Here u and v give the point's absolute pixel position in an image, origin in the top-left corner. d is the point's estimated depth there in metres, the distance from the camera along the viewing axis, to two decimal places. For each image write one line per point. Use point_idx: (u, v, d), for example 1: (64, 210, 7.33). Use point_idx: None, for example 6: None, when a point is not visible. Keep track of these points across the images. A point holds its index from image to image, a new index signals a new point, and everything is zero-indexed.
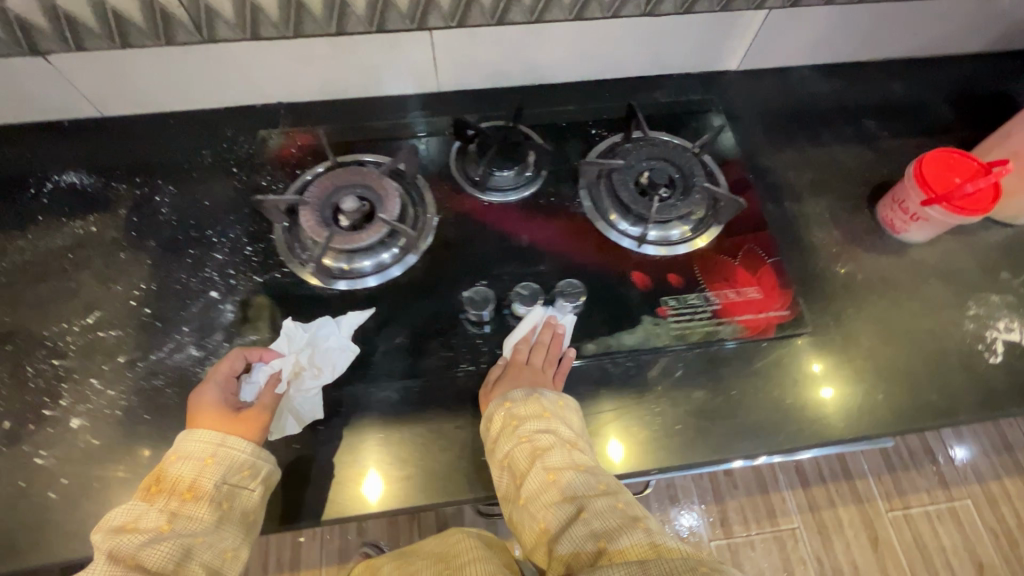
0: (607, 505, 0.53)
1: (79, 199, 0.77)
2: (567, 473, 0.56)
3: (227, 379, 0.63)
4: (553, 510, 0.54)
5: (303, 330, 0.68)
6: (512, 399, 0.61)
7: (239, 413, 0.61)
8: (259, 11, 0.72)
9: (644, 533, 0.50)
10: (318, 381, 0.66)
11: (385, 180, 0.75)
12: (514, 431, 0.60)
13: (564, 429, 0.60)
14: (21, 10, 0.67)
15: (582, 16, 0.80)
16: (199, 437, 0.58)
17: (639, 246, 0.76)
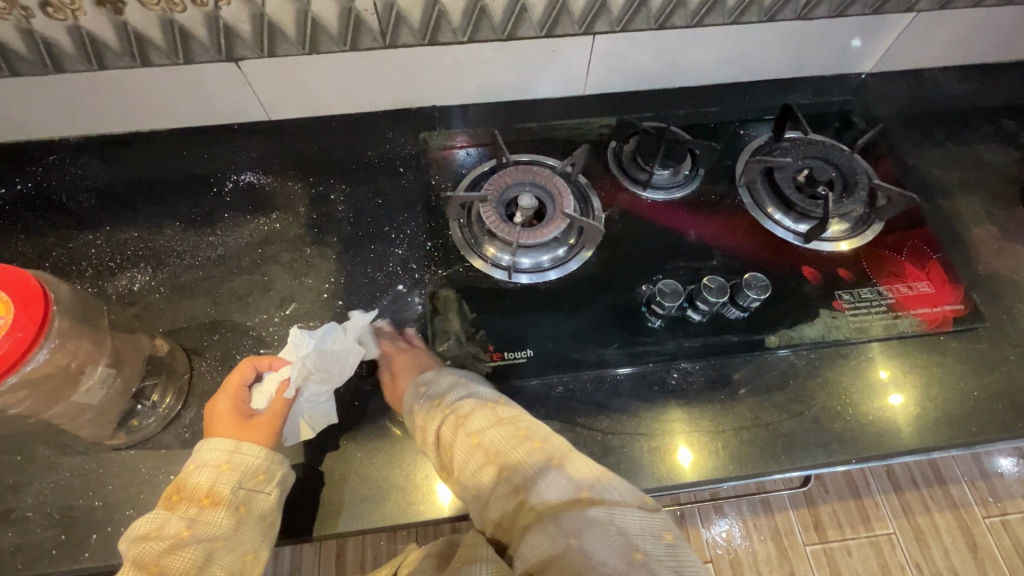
0: (526, 455, 0.53)
1: (259, 198, 0.81)
2: (489, 433, 0.56)
3: (237, 388, 0.63)
4: (481, 473, 0.54)
5: (307, 337, 0.66)
6: (423, 382, 0.62)
7: (250, 421, 0.62)
8: (443, 18, 0.75)
9: (561, 477, 0.51)
10: (329, 385, 0.64)
11: (556, 179, 0.78)
12: (436, 407, 0.60)
13: (482, 391, 0.60)
14: (231, 19, 0.70)
15: (740, 21, 0.81)
16: (212, 446, 0.59)
17: (804, 243, 0.77)
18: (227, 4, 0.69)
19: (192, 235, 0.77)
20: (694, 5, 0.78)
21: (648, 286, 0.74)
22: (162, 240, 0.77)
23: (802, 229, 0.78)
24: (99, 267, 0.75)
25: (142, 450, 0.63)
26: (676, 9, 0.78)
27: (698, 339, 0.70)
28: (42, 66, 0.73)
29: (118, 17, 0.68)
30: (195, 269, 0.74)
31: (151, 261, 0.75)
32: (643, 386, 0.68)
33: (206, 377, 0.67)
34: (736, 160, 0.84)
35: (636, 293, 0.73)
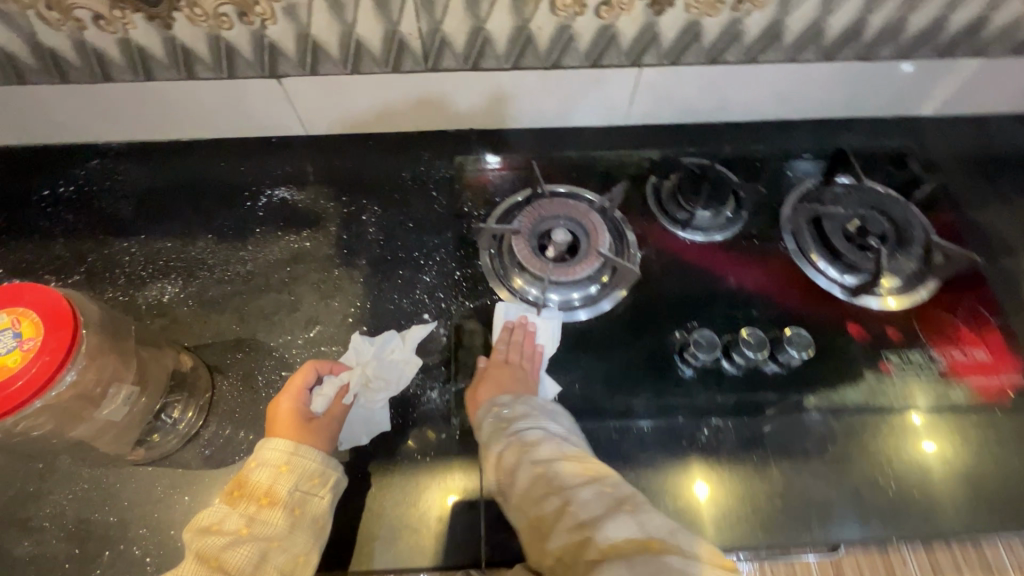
0: (590, 491, 0.50)
1: (291, 214, 0.81)
2: (556, 463, 0.54)
3: (300, 391, 0.63)
4: (544, 504, 0.52)
5: (370, 344, 0.70)
6: (501, 404, 0.62)
7: (309, 423, 0.62)
8: (487, 44, 0.73)
9: (630, 518, 0.46)
10: (384, 394, 0.67)
11: (592, 214, 0.76)
12: (503, 427, 0.59)
13: (552, 426, 0.60)
14: (277, 38, 0.70)
15: (796, 59, 0.78)
16: (274, 445, 0.59)
17: (850, 296, 0.73)
18: (274, 23, 0.69)
19: (224, 249, 0.77)
20: (748, 41, 0.75)
21: (682, 333, 0.70)
22: (194, 251, 0.77)
23: (848, 282, 0.73)
24: (132, 275, 0.75)
25: (159, 467, 0.63)
26: (729, 44, 0.75)
27: (732, 395, 0.67)
28: (92, 74, 0.74)
29: (167, 32, 0.69)
30: (224, 284, 0.74)
31: (182, 273, 0.75)
32: (672, 441, 0.65)
33: (228, 396, 0.67)
34: (783, 202, 0.80)
35: (670, 340, 0.70)
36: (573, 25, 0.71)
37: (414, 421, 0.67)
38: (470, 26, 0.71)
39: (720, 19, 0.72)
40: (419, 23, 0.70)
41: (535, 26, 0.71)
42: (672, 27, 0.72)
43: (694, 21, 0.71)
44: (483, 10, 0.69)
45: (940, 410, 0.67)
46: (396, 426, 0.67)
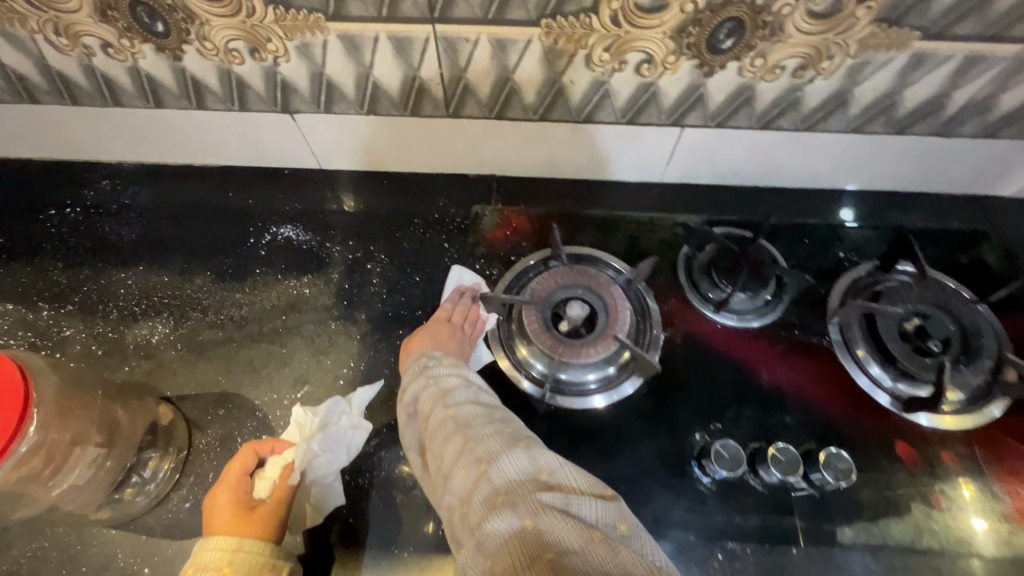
0: (492, 431, 0.51)
1: (294, 256, 0.76)
2: (465, 407, 0.55)
3: (238, 478, 0.60)
4: (448, 443, 0.52)
5: (312, 416, 0.63)
6: (430, 355, 0.62)
7: (253, 512, 0.58)
8: (514, 95, 0.67)
9: (525, 455, 0.48)
10: (336, 467, 0.61)
11: (613, 287, 0.69)
12: (424, 373, 0.60)
13: (472, 376, 0.60)
14: (290, 75, 0.66)
15: (861, 130, 0.69)
16: (213, 545, 0.54)
17: (903, 410, 0.64)
18: (287, 61, 0.64)
19: (220, 289, 0.73)
20: (806, 110, 0.67)
21: (703, 436, 0.63)
22: (190, 290, 0.73)
23: (902, 391, 0.65)
24: (124, 310, 0.72)
25: (124, 531, 0.59)
26: (785, 111, 0.67)
27: (752, 516, 0.59)
28: (102, 99, 0.71)
29: (177, 63, 0.65)
30: (216, 329, 0.70)
31: (174, 312, 0.72)
32: (679, 564, 0.57)
33: (204, 457, 0.63)
34: (830, 290, 0.72)
35: (689, 442, 0.63)
36: (610, 81, 0.64)
37: (397, 506, 0.61)
38: (496, 75, 0.64)
39: (777, 84, 0.63)
40: (441, 69, 0.64)
41: (567, 79, 0.64)
42: (723, 90, 0.64)
43: (748, 85, 0.63)
44: (511, 61, 0.62)
45: (998, 550, 0.58)
46: (377, 507, 0.62)
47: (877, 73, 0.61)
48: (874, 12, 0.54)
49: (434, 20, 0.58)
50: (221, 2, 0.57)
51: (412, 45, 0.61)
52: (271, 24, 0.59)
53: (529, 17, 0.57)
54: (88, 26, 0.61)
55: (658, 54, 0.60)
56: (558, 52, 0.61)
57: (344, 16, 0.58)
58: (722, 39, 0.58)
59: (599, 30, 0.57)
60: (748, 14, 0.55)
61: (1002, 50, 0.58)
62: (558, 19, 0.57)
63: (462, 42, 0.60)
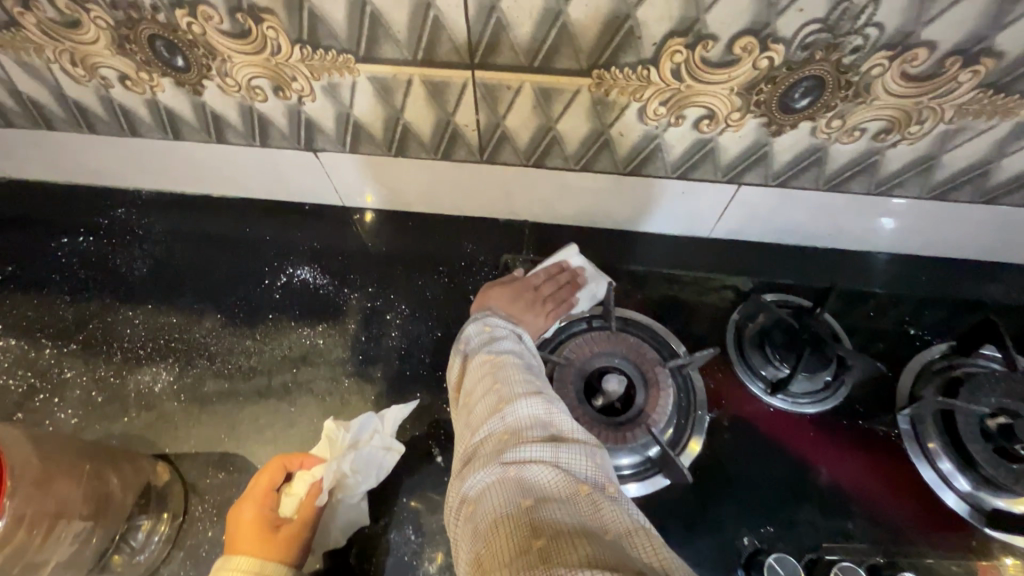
0: (521, 377, 0.50)
1: (311, 302, 0.71)
2: (508, 355, 0.54)
3: (265, 494, 0.55)
4: (481, 382, 0.51)
5: (344, 432, 0.58)
6: (492, 311, 0.63)
7: (276, 531, 0.53)
8: (556, 144, 0.61)
9: (542, 403, 0.46)
10: (364, 490, 0.57)
11: (656, 367, 0.61)
12: (482, 321, 0.61)
13: (527, 338, 0.59)
14: (315, 115, 0.61)
15: (943, 198, 0.61)
16: (235, 564, 0.50)
17: (987, 527, 0.55)
18: (312, 100, 0.59)
19: (230, 335, 0.69)
20: (883, 174, 0.59)
21: (752, 540, 0.56)
22: (198, 333, 0.69)
23: (988, 503, 0.56)
24: (129, 352, 0.68)
25: None
26: (859, 174, 0.60)
27: None
28: (119, 128, 0.67)
29: (197, 98, 0.61)
30: (223, 379, 0.66)
31: (181, 357, 0.67)
32: None
33: (200, 525, 0.58)
34: (900, 374, 0.64)
35: (735, 546, 0.56)
36: (663, 136, 0.58)
37: None
38: (537, 124, 0.59)
39: (853, 147, 0.56)
40: (478, 115, 0.58)
41: (616, 131, 0.58)
42: (790, 149, 0.57)
43: (820, 146, 0.56)
44: (556, 110, 0.56)
45: None
46: None
47: (972, 139, 0.54)
48: (981, 77, 0.47)
49: (473, 65, 0.52)
50: (245, 40, 0.52)
51: (448, 90, 0.56)
52: (297, 63, 0.54)
53: (579, 67, 0.51)
54: (105, 58, 0.57)
55: (722, 110, 0.53)
56: (609, 103, 0.55)
57: (376, 58, 0.53)
58: (797, 98, 0.51)
59: (657, 83, 0.51)
60: (831, 73, 0.48)
61: None
62: (612, 70, 0.51)
63: (503, 89, 0.55)
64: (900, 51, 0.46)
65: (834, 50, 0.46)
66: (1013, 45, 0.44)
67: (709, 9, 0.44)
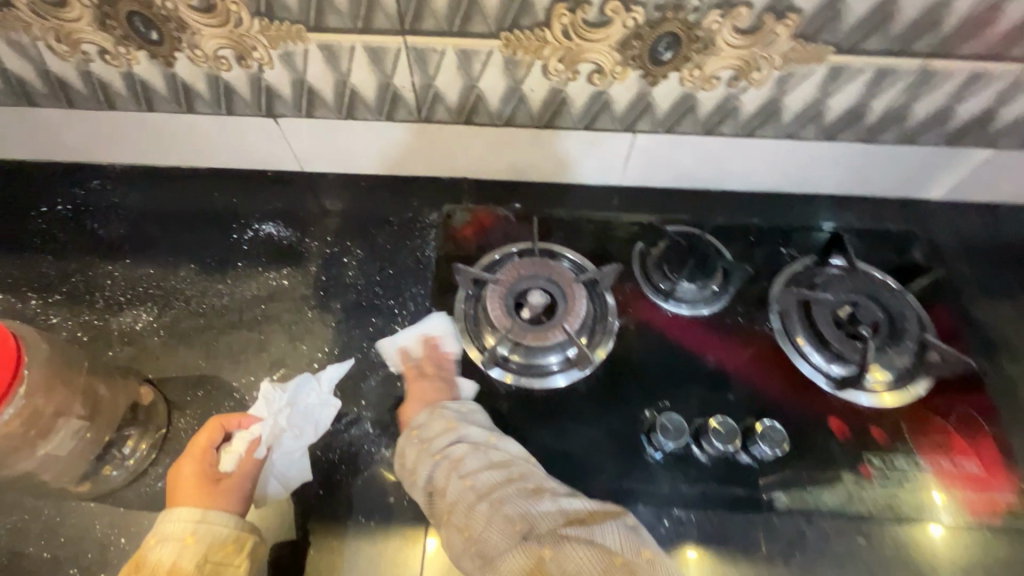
0: (513, 486, 0.54)
1: (275, 251, 0.81)
2: (482, 472, 0.56)
3: (204, 452, 0.63)
4: (472, 511, 0.53)
5: (281, 393, 0.69)
6: (420, 428, 0.63)
7: (218, 484, 0.62)
8: (480, 101, 0.73)
9: (546, 501, 0.52)
10: (303, 440, 0.66)
11: (574, 284, 0.73)
12: (430, 452, 0.60)
13: (473, 432, 0.61)
14: (274, 82, 0.72)
15: (794, 136, 0.76)
16: (179, 515, 0.57)
17: (834, 389, 0.69)
18: (271, 68, 0.70)
19: (203, 280, 0.78)
20: (744, 117, 0.74)
21: (652, 412, 0.68)
22: (173, 281, 0.78)
23: (835, 372, 0.70)
24: (110, 299, 0.76)
25: (102, 504, 0.62)
26: (725, 118, 0.74)
27: (698, 485, 0.64)
28: (95, 101, 0.76)
29: (169, 69, 0.71)
30: (198, 317, 0.74)
31: (158, 301, 0.76)
32: None
33: (182, 435, 0.66)
34: (772, 280, 0.78)
35: (639, 418, 0.68)
36: (565, 90, 0.71)
37: (365, 480, 0.65)
38: (462, 83, 0.71)
39: (715, 94, 0.70)
40: (412, 78, 0.70)
41: (527, 87, 0.71)
42: (667, 98, 0.71)
43: (690, 94, 0.70)
44: (476, 70, 0.69)
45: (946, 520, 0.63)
46: (346, 481, 0.65)
47: (802, 83, 0.68)
48: (791, 29, 0.61)
49: (404, 32, 0.64)
50: (211, 14, 0.63)
51: (385, 55, 0.67)
52: (257, 34, 0.65)
53: (489, 31, 0.64)
54: (87, 34, 0.67)
55: (607, 65, 0.67)
56: (517, 62, 0.67)
57: (323, 28, 0.64)
58: (662, 51, 0.65)
59: (552, 43, 0.64)
60: (683, 29, 0.62)
61: (908, 64, 0.65)
62: (516, 33, 0.64)
63: (430, 53, 0.67)
64: (728, 10, 0.60)
65: (680, 10, 0.60)
66: (807, 3, 0.59)
67: None
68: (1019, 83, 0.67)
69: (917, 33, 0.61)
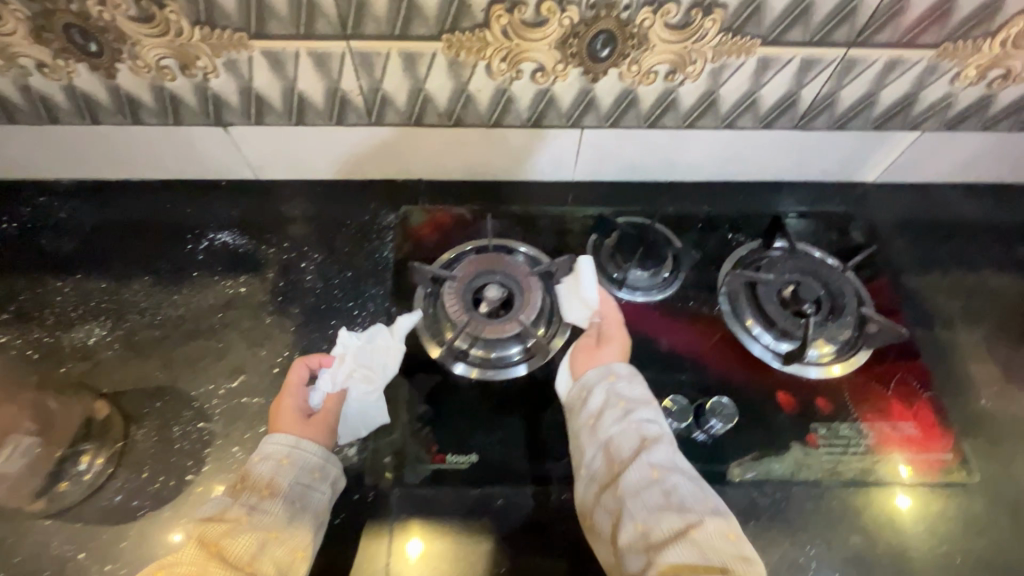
0: (701, 512, 0.53)
1: (232, 259, 0.81)
2: (673, 476, 0.55)
3: (295, 387, 0.66)
4: (657, 514, 0.53)
5: (354, 337, 0.69)
6: (618, 377, 0.64)
7: (309, 418, 0.65)
8: (428, 102, 0.75)
9: (736, 550, 0.50)
10: (375, 384, 0.66)
11: (529, 276, 0.75)
12: (624, 416, 0.60)
13: (666, 427, 0.60)
14: (220, 90, 0.72)
15: (733, 126, 0.80)
16: (278, 440, 0.62)
17: (783, 364, 0.72)
18: (216, 76, 0.70)
19: (158, 292, 0.77)
20: (684, 109, 0.77)
21: None
22: (127, 293, 0.77)
23: (783, 349, 0.73)
24: (61, 316, 0.75)
25: (60, 520, 0.62)
26: (666, 110, 0.77)
27: None
28: (37, 115, 0.75)
29: (112, 81, 0.71)
30: (154, 329, 0.74)
31: (113, 314, 0.75)
32: None
33: (140, 447, 0.66)
34: (721, 265, 0.81)
35: None
36: (510, 88, 0.73)
37: None
38: (409, 86, 0.72)
39: (654, 88, 0.73)
40: (360, 82, 0.71)
41: (473, 88, 0.72)
42: (609, 93, 0.74)
43: (630, 89, 0.73)
44: (421, 72, 0.70)
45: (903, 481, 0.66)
46: None
47: (735, 74, 0.71)
48: (718, 23, 0.65)
49: (347, 36, 0.65)
50: (151, 24, 0.63)
51: (330, 60, 0.68)
52: (199, 43, 0.66)
53: (431, 33, 0.65)
54: (24, 48, 0.66)
55: (548, 63, 0.69)
56: (461, 63, 0.69)
57: (266, 35, 0.65)
58: (599, 48, 0.67)
59: (493, 43, 0.66)
60: (617, 27, 0.65)
61: (830, 53, 0.69)
62: (457, 34, 0.65)
63: (375, 56, 0.68)
64: (657, 6, 0.63)
65: (613, 8, 0.63)
66: None
67: None
68: (932, 68, 0.71)
69: (834, 24, 0.65)
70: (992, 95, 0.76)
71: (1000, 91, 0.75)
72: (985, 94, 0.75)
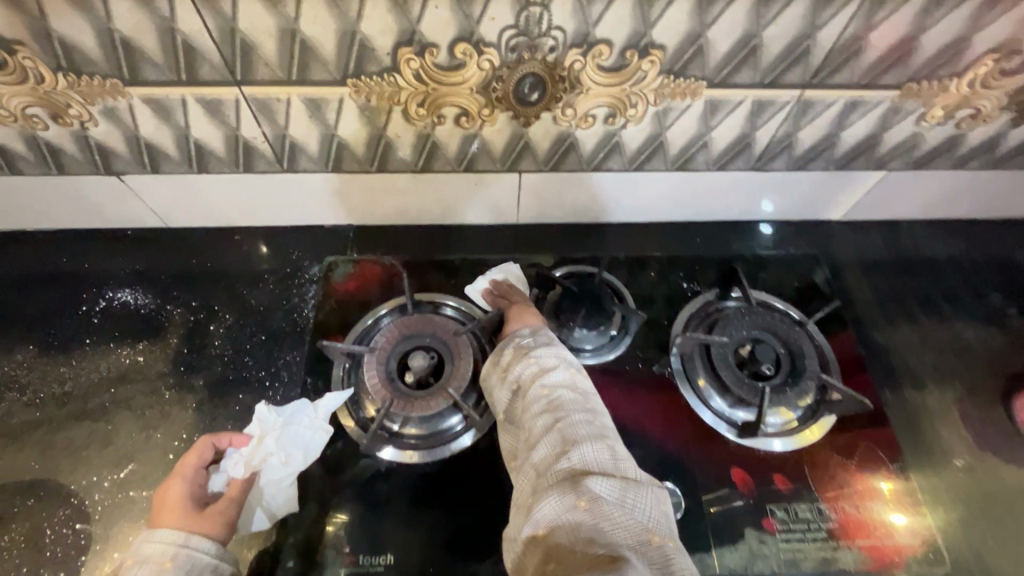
0: (581, 415, 0.50)
1: (132, 322, 0.72)
2: (560, 390, 0.53)
3: (194, 470, 0.58)
4: (535, 420, 0.51)
5: (276, 414, 0.63)
6: (522, 335, 0.61)
7: (203, 508, 0.56)
8: (344, 149, 0.67)
9: (606, 449, 0.48)
10: (294, 468, 0.60)
11: (461, 339, 0.68)
12: (524, 354, 0.58)
13: (572, 357, 0.58)
14: (103, 138, 0.63)
15: (685, 168, 0.73)
16: (161, 537, 0.52)
17: (738, 436, 0.66)
18: (94, 124, 0.62)
19: (43, 364, 0.69)
20: (629, 152, 0.69)
21: None
22: (7, 366, 0.68)
23: (738, 417, 0.67)
24: None
25: None
26: (610, 153, 0.70)
27: None
28: None
29: None
30: (34, 410, 0.65)
31: None
32: None
33: (4, 555, 0.57)
34: (674, 320, 0.74)
35: None
36: (433, 134, 0.65)
37: None
38: (318, 132, 0.64)
39: (594, 131, 0.66)
40: (262, 129, 0.63)
41: (392, 133, 0.65)
42: (544, 137, 0.66)
43: (567, 132, 0.66)
44: (331, 118, 0.62)
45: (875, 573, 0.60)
46: None
47: (681, 117, 0.64)
48: (658, 65, 0.58)
49: (238, 82, 0.57)
50: (4, 71, 0.54)
51: (224, 107, 0.60)
52: (66, 90, 0.57)
53: (334, 78, 0.57)
54: None
55: (472, 108, 0.62)
56: (374, 108, 0.61)
57: (143, 81, 0.57)
58: (528, 92, 0.60)
59: (407, 87, 0.59)
60: (544, 69, 0.58)
61: (784, 94, 0.62)
62: (363, 79, 0.57)
63: (274, 102, 0.60)
64: (587, 48, 0.56)
65: (537, 49, 0.56)
66: (669, 39, 0.56)
67: (419, 21, 0.53)
68: (896, 109, 0.65)
69: (786, 64, 0.59)
70: (961, 134, 0.69)
71: (971, 130, 0.69)
72: (955, 133, 0.69)
